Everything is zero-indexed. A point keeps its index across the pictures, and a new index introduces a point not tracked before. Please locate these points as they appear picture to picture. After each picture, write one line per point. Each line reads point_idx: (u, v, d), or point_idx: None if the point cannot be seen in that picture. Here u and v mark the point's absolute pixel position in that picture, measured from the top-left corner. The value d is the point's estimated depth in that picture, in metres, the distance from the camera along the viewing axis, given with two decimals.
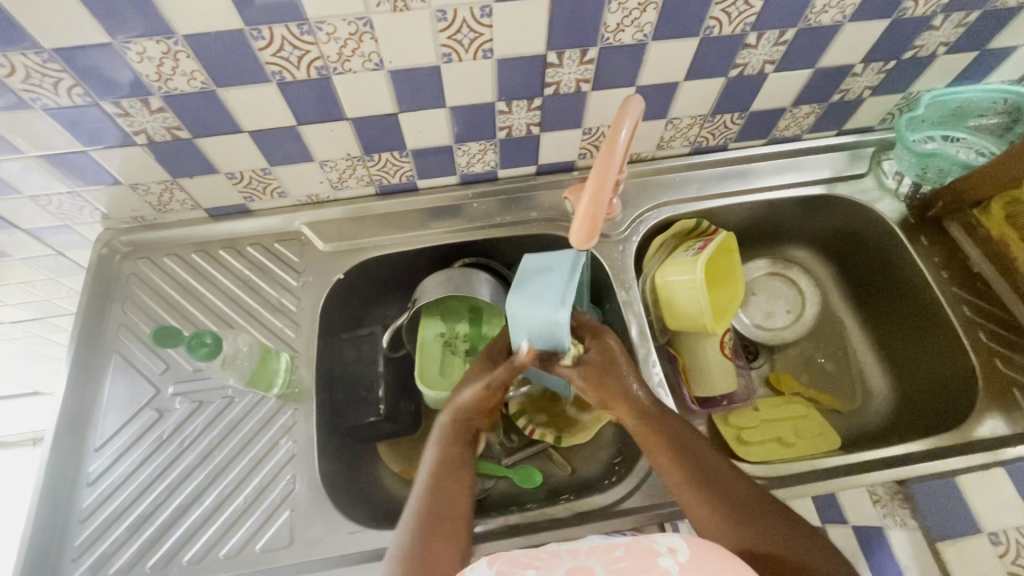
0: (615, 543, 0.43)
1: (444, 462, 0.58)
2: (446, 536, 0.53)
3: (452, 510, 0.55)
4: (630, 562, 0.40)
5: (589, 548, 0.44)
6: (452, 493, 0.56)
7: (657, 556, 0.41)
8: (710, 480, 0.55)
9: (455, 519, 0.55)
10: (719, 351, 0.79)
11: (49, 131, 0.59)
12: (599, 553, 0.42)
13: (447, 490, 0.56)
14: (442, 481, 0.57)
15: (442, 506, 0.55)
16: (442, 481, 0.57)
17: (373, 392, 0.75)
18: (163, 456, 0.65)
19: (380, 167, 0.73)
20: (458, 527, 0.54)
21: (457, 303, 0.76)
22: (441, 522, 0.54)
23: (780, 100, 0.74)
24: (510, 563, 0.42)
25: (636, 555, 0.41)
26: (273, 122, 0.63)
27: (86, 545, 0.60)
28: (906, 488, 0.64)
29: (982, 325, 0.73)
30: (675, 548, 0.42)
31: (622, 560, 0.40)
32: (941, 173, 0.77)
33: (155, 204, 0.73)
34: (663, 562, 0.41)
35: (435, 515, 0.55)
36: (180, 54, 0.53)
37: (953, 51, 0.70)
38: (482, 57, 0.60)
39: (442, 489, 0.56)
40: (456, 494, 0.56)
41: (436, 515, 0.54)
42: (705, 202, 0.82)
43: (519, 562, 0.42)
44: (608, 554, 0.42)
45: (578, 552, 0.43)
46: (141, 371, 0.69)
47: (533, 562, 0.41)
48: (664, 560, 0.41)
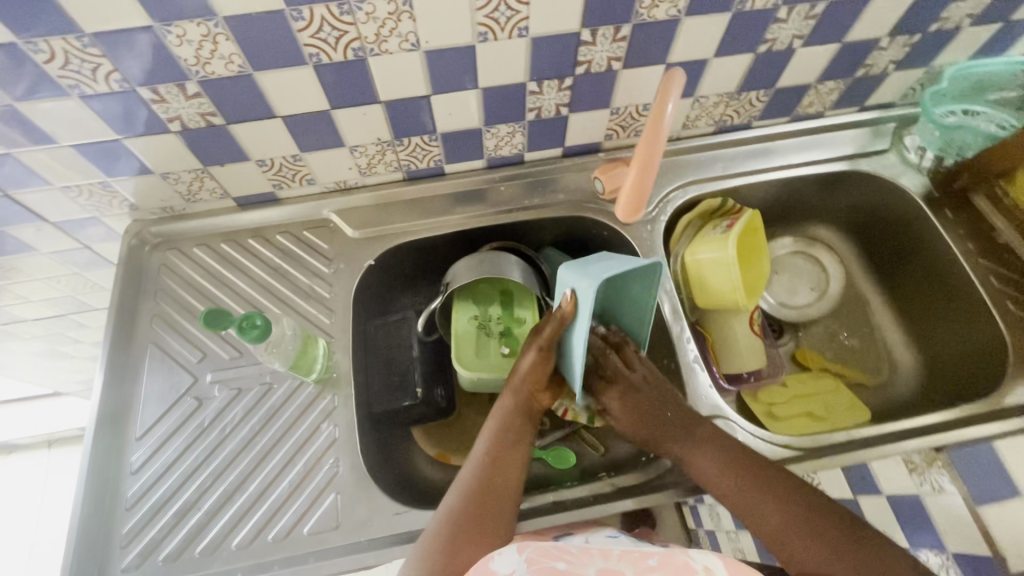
0: (649, 551, 0.46)
1: (502, 436, 0.62)
2: (497, 503, 0.58)
3: (506, 479, 0.60)
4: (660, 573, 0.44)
5: (620, 552, 0.47)
6: (507, 466, 0.60)
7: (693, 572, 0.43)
8: (758, 486, 0.58)
9: (506, 488, 0.59)
10: (748, 328, 0.79)
11: (84, 119, 0.59)
12: (631, 559, 0.46)
13: (503, 463, 0.60)
14: (499, 453, 0.61)
15: (498, 476, 0.59)
16: (499, 453, 0.61)
17: (408, 376, 0.73)
18: (205, 444, 0.65)
19: (410, 152, 0.73)
20: (509, 496, 0.59)
21: (488, 287, 0.76)
22: (495, 490, 0.59)
23: (807, 76, 0.74)
24: (541, 552, 0.46)
25: (669, 566, 0.44)
26: (307, 106, 0.63)
27: (133, 533, 0.60)
28: (944, 454, 0.65)
29: (1009, 296, 0.74)
30: (712, 568, 0.44)
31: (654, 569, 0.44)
32: (963, 147, 0.79)
33: (184, 194, 0.72)
34: None
35: (491, 482, 0.59)
36: (220, 37, 0.53)
37: (978, 23, 0.70)
38: (517, 36, 0.60)
39: (498, 463, 0.60)
40: (510, 468, 0.60)
41: (490, 482, 0.59)
42: (729, 181, 0.83)
43: (548, 553, 0.46)
44: (640, 561, 0.45)
45: (610, 555, 0.46)
46: (178, 361, 0.69)
47: (564, 556, 0.45)
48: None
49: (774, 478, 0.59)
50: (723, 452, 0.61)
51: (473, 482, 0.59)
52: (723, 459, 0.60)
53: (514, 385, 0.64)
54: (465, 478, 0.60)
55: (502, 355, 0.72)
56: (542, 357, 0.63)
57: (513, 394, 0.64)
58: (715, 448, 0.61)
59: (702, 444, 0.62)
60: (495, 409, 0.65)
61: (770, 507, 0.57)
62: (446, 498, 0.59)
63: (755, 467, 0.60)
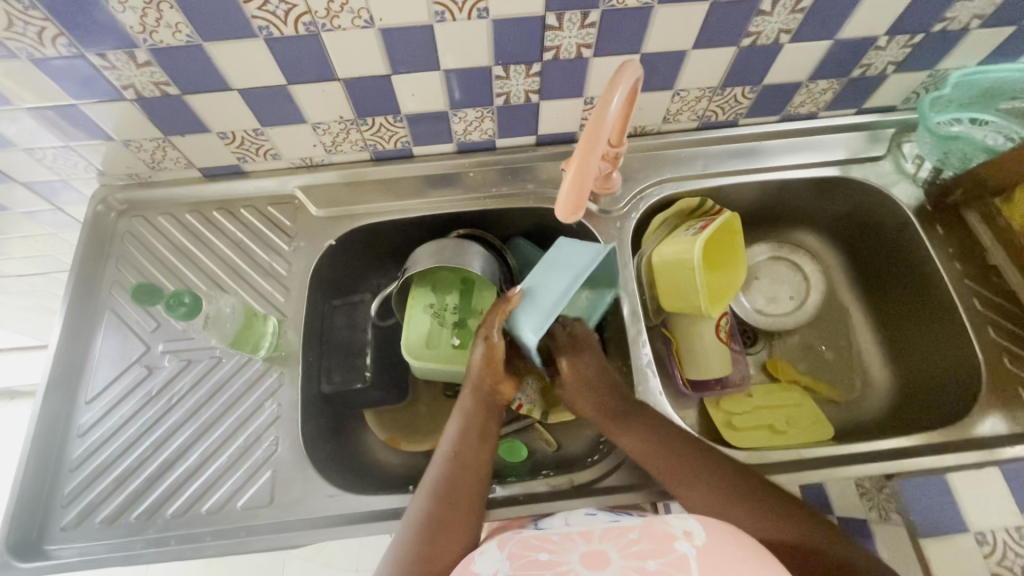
0: (628, 525, 0.47)
1: (468, 434, 0.61)
2: (466, 504, 0.56)
3: (472, 478, 0.58)
4: (643, 546, 0.44)
5: (601, 531, 0.47)
6: (473, 465, 0.59)
7: (673, 541, 0.44)
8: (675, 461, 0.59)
9: (475, 487, 0.58)
10: (716, 334, 0.77)
11: (37, 82, 0.58)
12: (612, 536, 0.46)
13: (469, 461, 0.59)
14: (465, 451, 0.60)
15: (463, 475, 0.58)
16: (465, 452, 0.60)
17: (359, 357, 0.74)
18: (151, 412, 0.66)
19: (374, 132, 0.72)
20: (478, 496, 0.57)
21: (448, 275, 0.75)
22: (463, 490, 0.57)
23: (796, 73, 0.69)
24: (521, 546, 0.47)
25: (649, 540, 0.44)
26: (263, 81, 0.61)
27: (75, 493, 0.62)
28: (893, 483, 0.63)
29: (993, 321, 0.70)
30: (691, 532, 0.45)
31: (635, 544, 0.44)
32: (965, 158, 0.72)
33: (148, 162, 0.72)
34: (680, 545, 0.44)
35: (457, 483, 0.57)
36: (164, 5, 0.52)
37: (987, 26, 0.65)
38: (477, 17, 0.57)
39: (465, 462, 0.59)
40: (477, 466, 0.59)
41: (457, 481, 0.57)
42: (709, 180, 0.79)
43: (529, 546, 0.47)
44: (621, 537, 0.46)
45: (591, 534, 0.47)
46: (133, 328, 0.70)
47: (546, 546, 0.46)
48: (680, 544, 0.44)
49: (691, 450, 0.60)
50: (651, 424, 0.62)
51: (440, 483, 0.57)
52: (649, 434, 0.61)
53: (472, 384, 0.64)
54: (432, 479, 0.58)
55: (453, 346, 0.71)
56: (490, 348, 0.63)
57: (475, 389, 0.64)
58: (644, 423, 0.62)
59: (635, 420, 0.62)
60: (461, 404, 0.64)
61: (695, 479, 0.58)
62: (414, 502, 0.57)
63: (671, 440, 0.61)
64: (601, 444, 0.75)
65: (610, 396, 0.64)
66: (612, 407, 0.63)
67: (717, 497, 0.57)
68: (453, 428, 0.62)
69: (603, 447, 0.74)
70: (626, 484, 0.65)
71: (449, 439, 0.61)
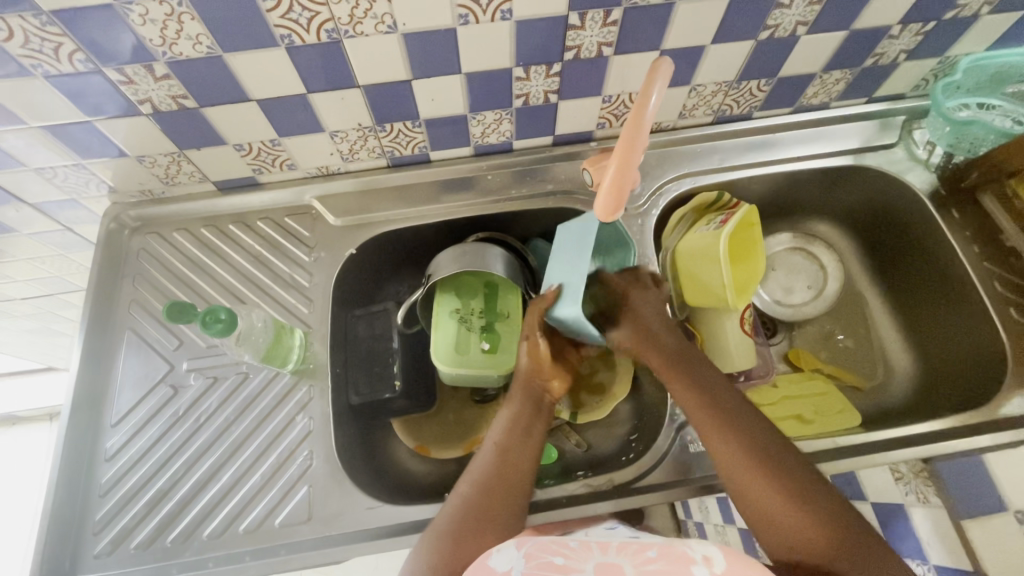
0: (648, 542, 0.41)
1: (513, 428, 0.61)
2: (508, 497, 0.56)
3: (516, 472, 0.57)
4: (660, 565, 0.38)
5: (620, 544, 0.42)
6: (518, 458, 0.58)
7: (690, 563, 0.38)
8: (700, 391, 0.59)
9: (520, 479, 0.57)
10: (739, 328, 0.76)
11: (52, 100, 0.57)
12: (630, 551, 0.40)
13: (514, 453, 0.58)
14: (510, 443, 0.59)
15: (506, 468, 0.57)
16: (511, 444, 0.59)
17: (387, 367, 0.72)
18: (180, 432, 0.65)
19: (392, 138, 0.71)
20: (521, 488, 0.56)
21: (471, 278, 0.74)
22: (505, 483, 0.56)
23: (812, 65, 0.70)
24: (539, 547, 0.42)
25: (668, 559, 0.38)
26: (282, 90, 0.60)
27: (106, 520, 0.61)
28: (931, 466, 0.65)
29: (1013, 302, 0.71)
30: (711, 558, 0.39)
31: (652, 562, 0.38)
32: (975, 143, 0.74)
33: (162, 177, 0.71)
34: (697, 570, 0.38)
35: (501, 475, 0.57)
36: (184, 16, 0.51)
37: (996, 12, 0.66)
38: (501, 19, 0.57)
39: (509, 453, 0.58)
40: (523, 459, 0.58)
41: (500, 473, 0.57)
42: (727, 175, 0.80)
43: (547, 548, 0.42)
44: (639, 554, 0.40)
45: (609, 546, 0.41)
46: (155, 349, 0.69)
47: (562, 550, 0.41)
48: (697, 568, 0.38)
49: (742, 405, 0.58)
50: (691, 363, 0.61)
51: (483, 474, 0.57)
52: (691, 375, 0.60)
53: (518, 388, 0.64)
54: (475, 471, 0.58)
55: (483, 351, 0.70)
56: (533, 345, 0.64)
57: (522, 388, 0.64)
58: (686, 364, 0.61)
59: (689, 366, 0.61)
60: (509, 399, 0.64)
61: (730, 432, 0.55)
62: (455, 490, 0.57)
63: (723, 390, 0.59)
64: (634, 443, 0.75)
65: (669, 341, 0.64)
66: (663, 348, 0.63)
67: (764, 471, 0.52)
68: (500, 421, 0.62)
69: (636, 445, 0.73)
70: (665, 481, 0.65)
71: (495, 432, 0.61)
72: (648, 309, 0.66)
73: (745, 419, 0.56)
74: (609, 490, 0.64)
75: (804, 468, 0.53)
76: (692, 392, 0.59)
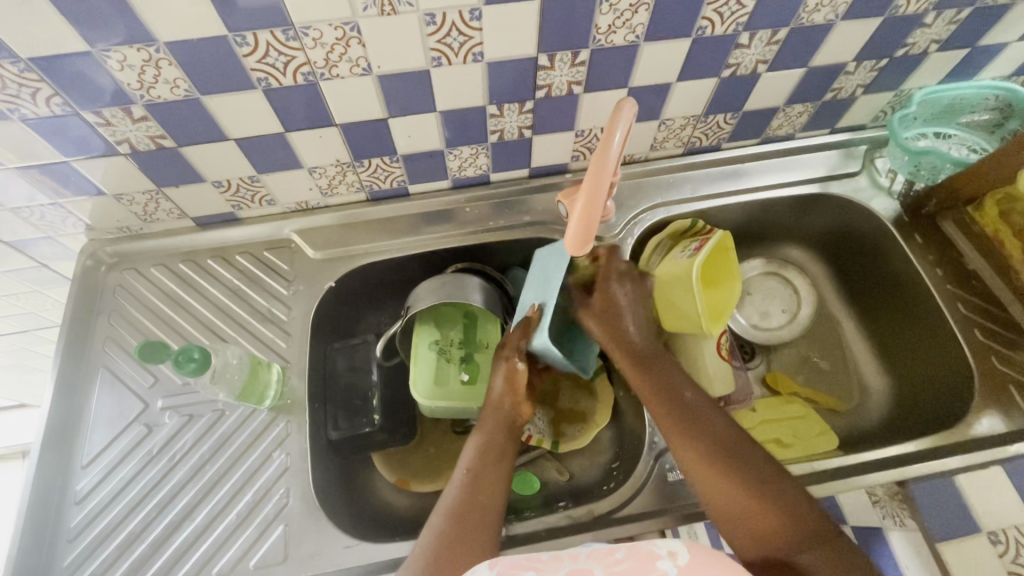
0: (615, 546, 0.41)
1: (485, 453, 0.61)
2: (479, 527, 0.55)
3: (488, 501, 0.57)
4: (629, 565, 0.39)
5: (590, 551, 0.42)
6: (489, 489, 0.58)
7: (656, 559, 0.39)
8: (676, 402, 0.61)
9: (489, 507, 0.57)
10: (716, 351, 0.77)
11: (29, 142, 0.57)
12: (599, 556, 0.40)
13: (485, 481, 0.59)
14: (481, 470, 0.60)
15: (478, 496, 0.57)
16: (482, 470, 0.60)
17: (367, 401, 0.71)
18: (153, 472, 0.64)
19: (371, 173, 0.72)
20: (492, 517, 0.56)
21: (450, 309, 0.74)
22: (480, 511, 0.56)
23: (774, 98, 0.73)
24: (510, 565, 0.40)
25: (636, 559, 0.39)
26: (260, 130, 0.62)
27: (74, 566, 0.59)
28: (906, 489, 0.65)
29: (978, 324, 0.73)
30: (676, 551, 0.39)
31: (621, 563, 0.39)
32: (934, 170, 0.77)
33: (140, 214, 0.71)
34: (662, 565, 0.39)
35: (473, 501, 0.57)
36: (162, 62, 0.52)
37: (943, 49, 0.69)
38: (473, 61, 0.59)
39: (481, 481, 0.59)
40: (492, 485, 0.59)
41: (473, 500, 0.57)
42: (699, 203, 0.82)
43: (518, 565, 0.41)
44: (609, 557, 0.40)
45: (579, 555, 0.41)
46: (129, 386, 0.68)
47: (533, 564, 0.40)
48: (664, 564, 0.39)
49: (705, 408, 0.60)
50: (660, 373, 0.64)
51: (455, 502, 0.57)
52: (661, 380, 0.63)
53: (490, 413, 0.64)
54: (447, 499, 0.58)
55: (462, 382, 0.71)
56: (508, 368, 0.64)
57: (492, 411, 0.64)
58: (656, 370, 0.64)
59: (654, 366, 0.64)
60: (480, 425, 0.64)
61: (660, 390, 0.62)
62: (429, 522, 0.56)
63: (692, 403, 0.60)
64: (615, 471, 0.74)
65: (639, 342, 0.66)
66: (634, 352, 0.65)
67: (717, 461, 0.56)
68: (470, 449, 0.62)
69: (617, 473, 0.73)
70: (643, 510, 0.65)
71: (465, 460, 0.61)
72: (619, 305, 0.68)
73: (711, 422, 0.59)
74: (589, 521, 0.64)
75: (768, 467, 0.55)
76: (658, 399, 0.62)
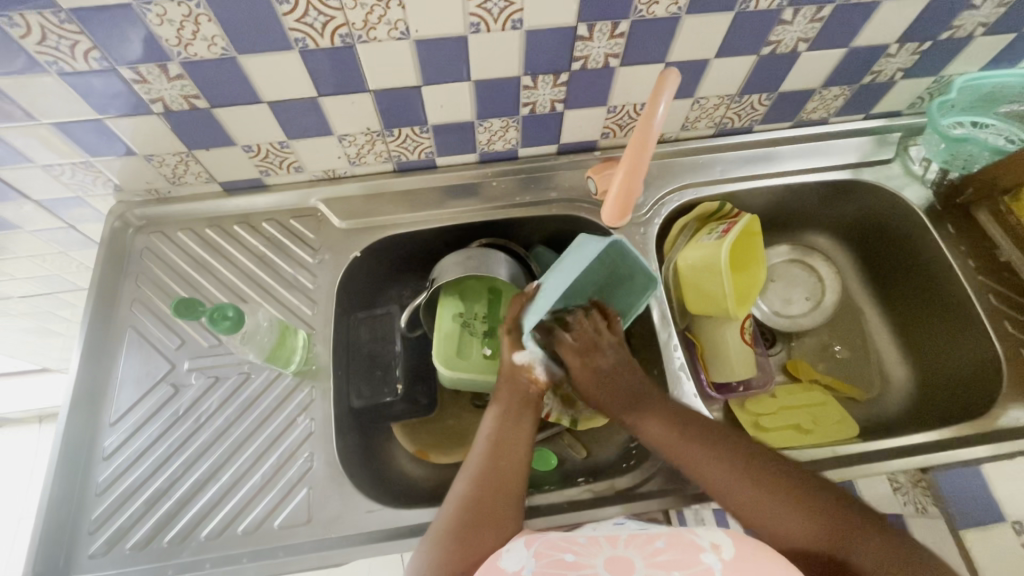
0: (656, 533, 0.44)
1: (506, 422, 0.61)
2: (506, 494, 0.56)
3: (512, 467, 0.58)
4: (670, 555, 0.41)
5: (629, 538, 0.44)
6: (511, 453, 0.59)
7: (700, 551, 0.41)
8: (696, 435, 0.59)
9: (511, 472, 0.57)
10: (739, 336, 0.77)
11: (64, 97, 0.57)
12: (639, 543, 0.43)
13: (507, 449, 0.59)
14: (502, 437, 0.60)
15: (502, 463, 0.58)
16: (503, 438, 0.60)
17: (389, 371, 0.73)
18: (179, 431, 0.65)
19: (400, 143, 0.71)
20: (518, 484, 0.57)
21: (476, 284, 0.75)
22: (502, 478, 0.57)
23: (812, 79, 0.71)
24: (548, 545, 0.44)
25: (677, 548, 0.41)
26: (294, 93, 0.61)
27: (102, 519, 0.60)
28: (928, 476, 0.66)
29: (1009, 316, 0.72)
30: (720, 545, 0.42)
31: (662, 553, 0.41)
32: (969, 160, 0.76)
33: (169, 177, 0.71)
34: (706, 557, 0.41)
35: (496, 469, 0.57)
36: (202, 17, 0.52)
37: (990, 34, 0.68)
38: (511, 28, 0.58)
39: (503, 450, 0.59)
40: (514, 454, 0.59)
41: (498, 467, 0.57)
42: (728, 185, 0.81)
43: (556, 546, 0.44)
44: (649, 545, 0.42)
45: (617, 540, 0.44)
46: (156, 347, 0.69)
47: (572, 547, 0.43)
48: (707, 556, 0.41)
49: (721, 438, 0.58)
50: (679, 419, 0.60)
51: (480, 470, 0.57)
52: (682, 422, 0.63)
53: (504, 385, 0.64)
54: (470, 466, 0.58)
55: (484, 355, 0.71)
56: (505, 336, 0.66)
57: (507, 386, 0.64)
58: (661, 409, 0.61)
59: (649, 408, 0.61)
60: (496, 397, 0.64)
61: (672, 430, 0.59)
62: (452, 487, 0.57)
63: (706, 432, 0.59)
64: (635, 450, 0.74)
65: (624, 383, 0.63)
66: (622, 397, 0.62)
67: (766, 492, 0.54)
68: (489, 420, 0.62)
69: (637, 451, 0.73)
70: (664, 488, 0.65)
71: (485, 430, 0.61)
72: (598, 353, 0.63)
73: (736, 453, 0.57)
74: (610, 495, 0.64)
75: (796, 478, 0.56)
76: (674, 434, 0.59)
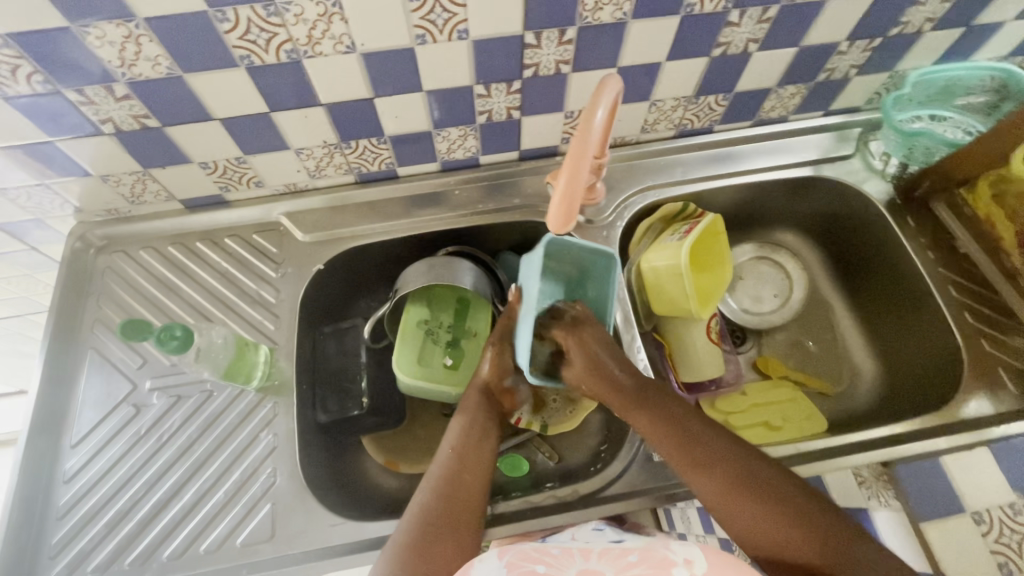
0: (629, 549, 0.43)
1: (468, 433, 0.62)
2: (465, 506, 0.56)
3: (474, 477, 0.59)
4: (641, 568, 0.40)
5: (601, 553, 0.44)
6: (474, 464, 0.60)
7: (671, 565, 0.40)
8: (688, 442, 0.59)
9: (474, 483, 0.58)
10: (706, 335, 0.78)
11: (13, 121, 0.57)
12: (611, 558, 0.43)
13: (471, 459, 0.60)
14: (464, 450, 0.61)
15: (463, 474, 0.58)
16: (466, 450, 0.61)
17: (355, 383, 0.72)
18: (141, 452, 0.65)
19: (358, 155, 0.71)
20: (478, 493, 0.58)
21: (444, 292, 0.75)
22: (463, 488, 0.57)
23: (766, 79, 0.72)
24: (521, 556, 0.42)
25: (649, 562, 0.40)
26: (245, 110, 0.61)
27: (63, 543, 0.60)
28: (892, 471, 0.67)
29: (969, 307, 0.73)
30: (692, 560, 0.40)
31: (634, 566, 0.40)
32: (927, 153, 0.76)
33: (128, 196, 0.71)
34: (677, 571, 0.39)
35: (457, 480, 0.58)
36: (143, 38, 0.52)
37: (939, 28, 0.68)
38: (458, 38, 0.58)
39: (465, 460, 0.60)
40: (477, 465, 0.60)
41: (459, 479, 0.58)
42: (690, 186, 0.81)
43: (528, 556, 0.42)
44: (621, 560, 0.42)
45: (590, 555, 0.44)
46: (118, 367, 0.69)
47: (543, 559, 0.42)
48: (678, 570, 0.39)
49: (709, 438, 0.60)
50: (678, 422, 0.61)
51: (441, 479, 0.58)
52: (661, 419, 0.62)
53: (470, 400, 0.66)
54: (431, 478, 0.58)
55: (445, 366, 0.72)
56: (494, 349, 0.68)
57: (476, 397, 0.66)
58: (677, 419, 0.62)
59: (646, 400, 0.63)
60: (461, 409, 0.65)
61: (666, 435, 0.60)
62: (413, 500, 0.57)
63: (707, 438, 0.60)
64: (604, 453, 0.75)
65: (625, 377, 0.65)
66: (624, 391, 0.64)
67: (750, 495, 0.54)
68: (452, 432, 0.63)
69: (605, 455, 0.74)
70: (628, 491, 0.65)
71: (448, 442, 0.62)
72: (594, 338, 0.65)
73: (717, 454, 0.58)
74: (574, 500, 0.64)
75: (786, 488, 0.55)
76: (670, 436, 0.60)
